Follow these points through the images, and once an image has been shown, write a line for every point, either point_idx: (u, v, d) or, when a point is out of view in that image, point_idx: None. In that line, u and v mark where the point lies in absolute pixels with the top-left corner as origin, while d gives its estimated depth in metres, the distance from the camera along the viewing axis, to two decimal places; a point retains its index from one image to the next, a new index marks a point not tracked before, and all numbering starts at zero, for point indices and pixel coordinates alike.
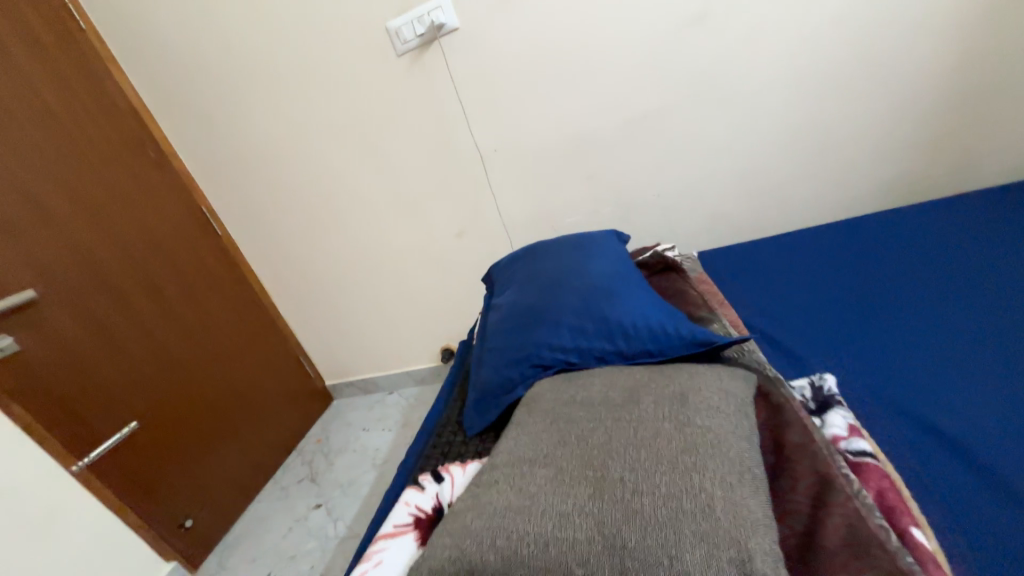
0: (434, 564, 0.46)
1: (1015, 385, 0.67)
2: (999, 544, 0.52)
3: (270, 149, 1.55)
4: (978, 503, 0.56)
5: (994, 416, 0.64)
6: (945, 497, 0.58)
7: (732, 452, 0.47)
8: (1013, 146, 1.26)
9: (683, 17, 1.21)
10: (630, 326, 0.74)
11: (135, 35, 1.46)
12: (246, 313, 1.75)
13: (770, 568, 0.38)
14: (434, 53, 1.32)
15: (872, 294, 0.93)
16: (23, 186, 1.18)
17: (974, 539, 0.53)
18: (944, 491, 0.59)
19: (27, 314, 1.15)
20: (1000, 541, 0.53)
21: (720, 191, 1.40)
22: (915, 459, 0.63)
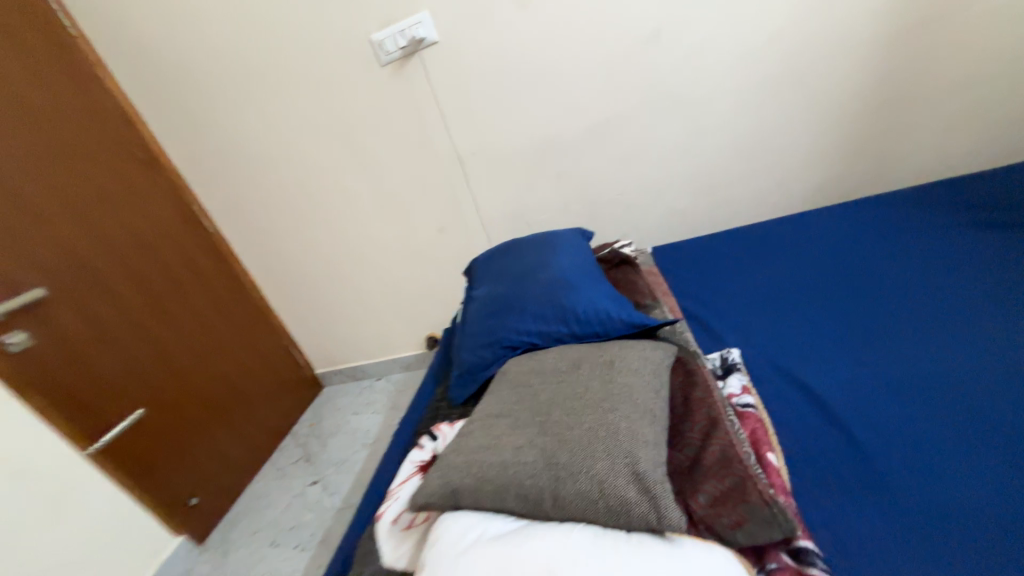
0: (425, 490, 0.60)
1: (877, 355, 0.86)
2: (850, 466, 0.70)
3: (258, 151, 1.63)
4: (835, 442, 0.74)
5: (858, 377, 0.83)
6: (818, 438, 0.75)
7: (641, 399, 0.63)
8: (924, 152, 1.45)
9: (640, 36, 1.34)
10: (583, 312, 0.89)
11: (122, 37, 1.51)
12: (238, 307, 1.84)
13: (654, 471, 0.54)
14: (414, 64, 1.43)
15: (789, 284, 1.11)
16: (25, 193, 1.25)
17: (832, 464, 0.71)
18: (819, 435, 0.76)
19: (36, 311, 1.23)
20: (850, 465, 0.70)
21: (675, 191, 1.56)
22: (799, 412, 0.80)
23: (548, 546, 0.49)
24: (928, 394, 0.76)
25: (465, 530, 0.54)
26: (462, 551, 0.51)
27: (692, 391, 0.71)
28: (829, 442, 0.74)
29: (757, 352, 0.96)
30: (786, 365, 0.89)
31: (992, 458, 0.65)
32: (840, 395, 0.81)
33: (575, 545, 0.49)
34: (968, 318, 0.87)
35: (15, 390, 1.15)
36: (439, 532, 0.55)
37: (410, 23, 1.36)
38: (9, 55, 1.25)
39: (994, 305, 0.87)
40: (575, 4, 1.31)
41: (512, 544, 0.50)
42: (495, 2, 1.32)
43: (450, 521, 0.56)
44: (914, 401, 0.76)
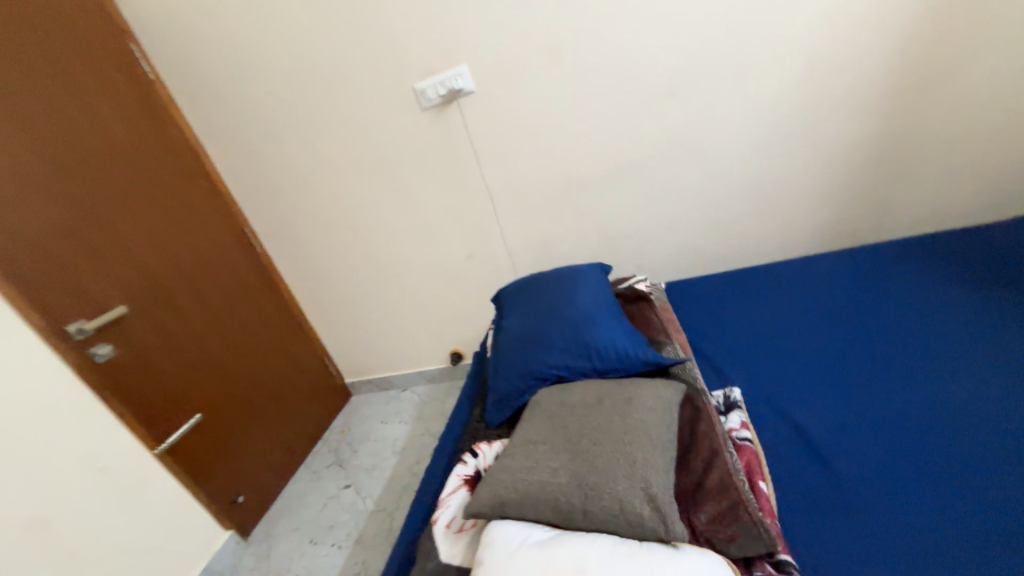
0: (477, 502, 0.73)
1: (861, 405, 0.99)
2: (826, 501, 0.85)
3: (306, 180, 1.79)
4: (814, 481, 0.89)
5: (842, 424, 0.96)
6: (799, 478, 0.90)
7: (655, 433, 0.75)
8: (923, 196, 1.55)
9: (659, 91, 1.47)
10: (605, 349, 1.02)
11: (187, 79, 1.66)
12: (281, 320, 2.00)
13: (665, 494, 0.67)
14: (452, 110, 1.58)
15: (791, 327, 1.22)
16: (110, 221, 1.42)
17: (811, 502, 0.86)
18: (802, 475, 0.90)
19: (118, 326, 1.39)
20: (826, 500, 0.85)
21: (689, 227, 1.67)
22: (788, 453, 0.95)
23: (582, 550, 0.61)
24: (915, 449, 0.88)
25: (513, 536, 0.67)
26: (511, 553, 0.64)
27: (698, 424, 0.83)
28: (818, 486, 0.88)
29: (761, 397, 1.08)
30: (787, 413, 1.01)
31: (937, 503, 0.80)
32: (837, 446, 0.93)
33: (603, 549, 0.61)
34: (954, 376, 0.99)
35: (100, 396, 1.30)
36: (491, 537, 0.68)
37: (451, 75, 1.51)
38: (95, 101, 1.42)
39: (979, 364, 0.99)
40: (599, 62, 1.45)
41: (552, 548, 0.63)
42: (529, 59, 1.47)
43: (500, 528, 0.69)
44: (903, 455, 0.88)
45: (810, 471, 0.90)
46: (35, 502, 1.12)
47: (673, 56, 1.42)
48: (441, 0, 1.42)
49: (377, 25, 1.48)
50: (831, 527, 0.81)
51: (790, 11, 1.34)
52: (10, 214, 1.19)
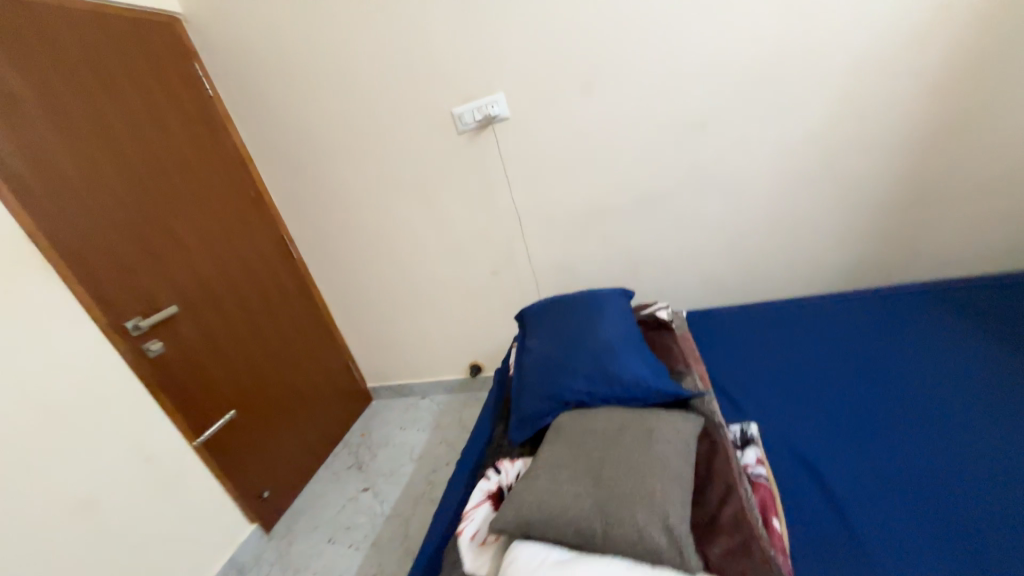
0: (501, 520, 0.78)
1: (877, 451, 1.00)
2: (836, 542, 0.86)
3: (344, 194, 1.89)
4: (826, 521, 0.90)
5: (856, 469, 0.97)
6: (809, 518, 0.91)
7: (673, 466, 0.79)
8: (952, 237, 1.54)
9: (688, 124, 1.52)
10: (626, 378, 1.06)
11: (242, 96, 1.78)
12: (311, 324, 2.09)
13: (681, 526, 0.70)
14: (487, 135, 1.66)
15: (812, 364, 1.24)
16: (167, 226, 1.53)
17: (821, 541, 0.87)
18: (814, 515, 0.91)
19: (168, 324, 1.49)
20: (836, 541, 0.86)
21: (712, 256, 1.70)
22: (800, 492, 0.96)
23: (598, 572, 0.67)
24: (930, 500, 0.89)
25: (535, 555, 0.72)
26: (532, 570, 0.69)
27: (714, 458, 0.87)
28: (829, 526, 0.89)
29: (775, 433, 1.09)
30: (800, 452, 1.03)
31: (948, 556, 0.80)
32: (848, 490, 0.94)
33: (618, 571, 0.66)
34: (974, 429, 0.99)
35: (149, 388, 1.40)
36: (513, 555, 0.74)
37: (488, 102, 1.59)
38: (161, 116, 1.55)
39: (1000, 420, 0.99)
40: (631, 95, 1.51)
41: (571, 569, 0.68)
42: (564, 90, 1.54)
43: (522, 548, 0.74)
44: (915, 504, 0.89)
45: (819, 511, 0.92)
46: (87, 485, 1.22)
47: (704, 92, 1.47)
48: (483, 33, 1.50)
49: (422, 54, 1.57)
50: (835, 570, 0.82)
51: (822, 54, 1.37)
52: (84, 218, 1.31)
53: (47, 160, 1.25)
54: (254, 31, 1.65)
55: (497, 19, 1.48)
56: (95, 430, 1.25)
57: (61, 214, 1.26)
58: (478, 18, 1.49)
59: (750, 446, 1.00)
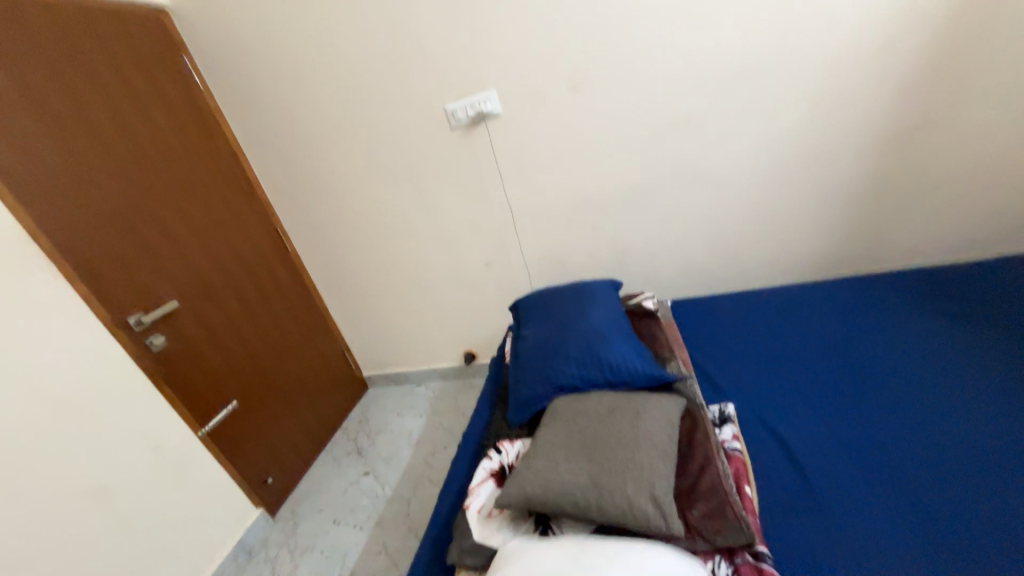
0: (506, 496, 0.86)
1: (841, 419, 1.08)
2: (798, 499, 0.95)
3: (338, 187, 1.91)
4: (788, 482, 0.98)
5: (821, 434, 1.06)
6: (775, 478, 1.00)
7: (659, 443, 0.88)
8: (914, 228, 1.66)
9: (673, 120, 1.58)
10: (616, 364, 1.14)
11: (234, 89, 1.78)
12: (306, 315, 2.13)
13: (666, 496, 0.79)
14: (480, 130, 1.70)
15: (786, 346, 1.33)
16: (163, 221, 1.54)
17: (784, 499, 0.95)
18: (777, 476, 1.00)
19: (169, 319, 1.52)
20: (798, 499, 0.95)
21: (694, 246, 1.79)
22: (768, 457, 1.04)
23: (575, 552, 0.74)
24: (885, 459, 0.98)
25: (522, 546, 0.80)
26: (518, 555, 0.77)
27: (695, 434, 0.96)
28: (792, 486, 0.97)
29: (748, 409, 1.18)
30: (772, 425, 1.11)
31: (894, 505, 0.89)
32: (817, 456, 1.02)
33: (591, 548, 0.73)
34: (929, 397, 1.08)
35: (154, 382, 1.44)
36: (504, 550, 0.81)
37: (481, 98, 1.63)
38: (152, 110, 1.55)
39: (956, 389, 1.08)
40: (619, 92, 1.56)
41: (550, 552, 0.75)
42: (555, 87, 1.58)
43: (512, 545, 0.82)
44: (870, 462, 0.98)
45: (786, 476, 0.99)
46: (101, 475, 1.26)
47: (689, 90, 1.53)
48: (475, 30, 1.53)
49: (415, 50, 1.59)
50: (802, 526, 0.90)
51: (800, 54, 1.44)
52: (82, 215, 1.31)
53: (42, 157, 1.24)
54: (244, 23, 1.64)
55: (490, 16, 1.51)
56: (106, 422, 1.29)
57: (58, 211, 1.26)
58: (471, 14, 1.51)
59: (727, 424, 1.10)
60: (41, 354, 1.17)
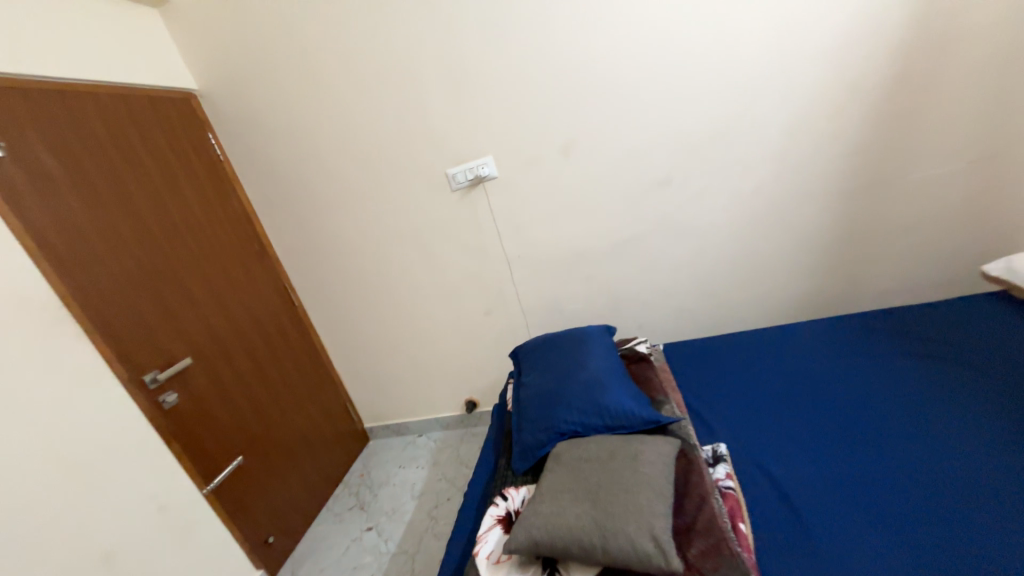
0: (515, 542, 0.90)
1: (828, 454, 1.14)
2: (792, 532, 0.99)
3: (345, 245, 2.03)
4: (782, 516, 1.03)
5: (810, 470, 1.11)
6: (769, 513, 1.04)
7: (656, 483, 0.93)
8: (884, 270, 1.78)
9: (655, 180, 1.74)
10: (614, 408, 1.20)
11: (251, 159, 1.94)
12: (310, 368, 2.17)
13: (665, 535, 0.83)
14: (478, 191, 1.85)
15: (774, 386, 1.40)
16: (181, 282, 1.63)
17: (779, 533, 0.99)
18: (772, 511, 1.05)
19: (182, 376, 1.56)
20: (792, 531, 0.99)
21: (682, 292, 1.89)
22: (761, 493, 1.09)
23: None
24: (871, 492, 1.03)
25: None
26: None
27: (690, 474, 1.02)
28: (785, 519, 1.02)
29: (743, 450, 1.22)
30: (766, 466, 1.15)
31: (882, 534, 0.94)
32: (813, 500, 1.04)
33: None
34: (909, 431, 1.15)
35: (165, 439, 1.45)
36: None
37: (478, 163, 1.79)
38: (177, 181, 1.69)
39: (938, 423, 1.14)
40: (604, 157, 1.73)
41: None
42: (546, 154, 1.75)
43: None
44: (858, 496, 1.03)
45: (784, 521, 1.02)
46: None
47: (667, 153, 1.70)
48: (474, 106, 1.72)
49: (419, 124, 1.78)
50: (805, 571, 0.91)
51: (761, 121, 1.63)
52: (111, 279, 1.39)
53: (78, 227, 1.33)
54: (266, 104, 1.83)
55: (486, 94, 1.70)
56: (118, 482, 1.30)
57: (90, 277, 1.34)
58: (470, 94, 1.71)
59: (721, 463, 1.18)
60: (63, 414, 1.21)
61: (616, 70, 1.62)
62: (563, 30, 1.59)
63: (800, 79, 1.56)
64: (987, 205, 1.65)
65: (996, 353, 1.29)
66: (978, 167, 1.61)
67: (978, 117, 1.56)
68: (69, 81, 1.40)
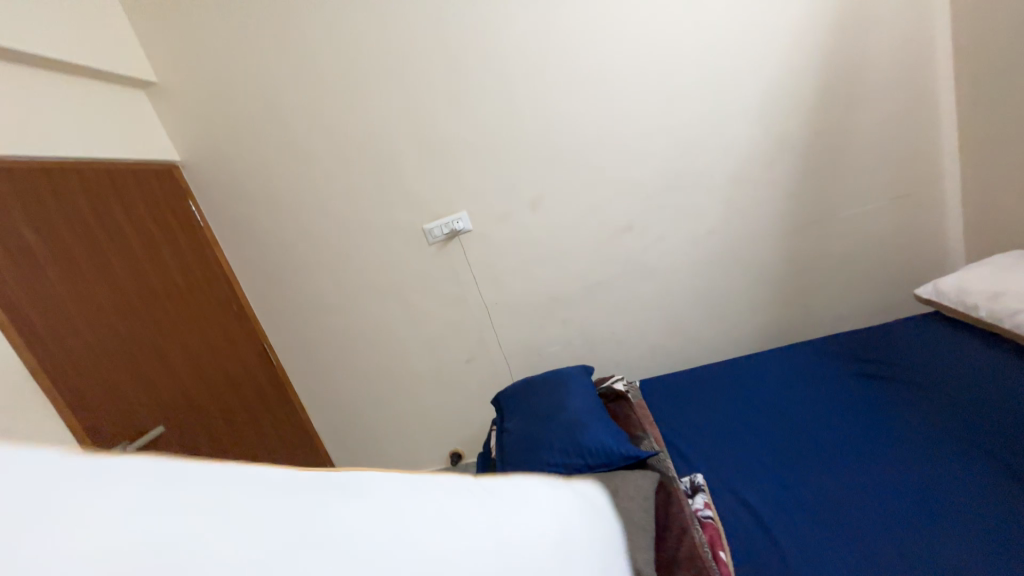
0: None
1: (802, 480, 1.18)
2: (772, 561, 1.02)
3: (325, 301, 2.05)
4: (762, 546, 1.05)
5: (787, 498, 1.15)
6: (750, 544, 1.06)
7: (637, 518, 0.97)
8: (835, 298, 1.93)
9: (618, 227, 1.88)
10: (595, 447, 1.23)
11: (231, 223, 1.99)
12: (289, 429, 2.11)
13: (648, 568, 0.87)
14: (454, 244, 1.94)
15: (747, 415, 1.45)
16: (157, 347, 1.61)
17: (760, 564, 1.02)
18: (753, 542, 1.07)
19: (154, 446, 1.50)
20: (770, 562, 1.02)
21: (654, 329, 1.98)
22: (741, 524, 1.11)
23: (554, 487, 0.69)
24: (844, 516, 1.07)
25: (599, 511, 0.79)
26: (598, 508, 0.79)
27: (670, 507, 1.06)
28: (766, 551, 1.04)
29: (721, 479, 1.25)
30: (742, 493, 1.18)
31: (855, 559, 0.97)
32: (790, 526, 1.08)
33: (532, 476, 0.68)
34: (872, 450, 1.21)
35: None
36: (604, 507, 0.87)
37: (454, 219, 1.90)
38: (156, 249, 1.72)
39: (896, 441, 1.21)
40: (569, 209, 1.87)
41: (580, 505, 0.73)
42: (516, 208, 1.88)
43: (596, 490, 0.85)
44: (833, 521, 1.06)
45: (764, 550, 1.04)
46: None
47: (628, 204, 1.85)
48: (447, 168, 1.86)
49: (397, 185, 1.89)
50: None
51: (708, 172, 1.81)
52: (85, 349, 1.38)
53: (51, 299, 1.33)
54: (247, 172, 1.92)
55: (457, 156, 1.84)
56: None
57: (64, 348, 1.32)
58: (444, 157, 1.85)
59: (699, 492, 1.21)
60: None
61: (575, 132, 1.79)
62: (523, 102, 1.77)
63: (736, 134, 1.77)
64: (914, 235, 1.85)
65: (937, 367, 1.40)
66: (899, 203, 1.82)
67: (890, 161, 1.78)
68: (55, 160, 1.46)
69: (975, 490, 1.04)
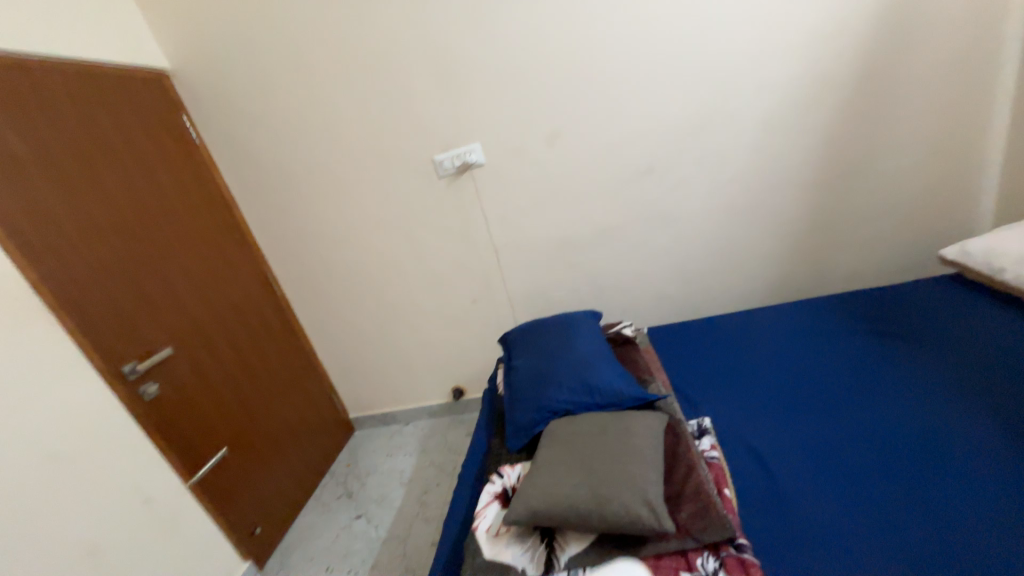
0: (516, 512, 0.96)
1: (803, 430, 1.22)
2: (770, 498, 1.08)
3: (327, 232, 1.99)
4: (760, 485, 1.11)
5: (788, 445, 1.19)
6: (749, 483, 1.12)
7: (646, 454, 1.01)
8: (849, 257, 1.89)
9: (637, 169, 1.79)
10: (604, 388, 1.25)
11: (229, 144, 1.87)
12: (294, 357, 2.14)
13: (657, 499, 0.92)
14: (465, 179, 1.85)
15: (754, 368, 1.47)
16: (158, 269, 1.57)
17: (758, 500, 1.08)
18: (752, 481, 1.13)
19: (162, 367, 1.50)
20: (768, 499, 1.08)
21: (664, 279, 1.96)
22: (743, 465, 1.17)
23: None
24: (844, 462, 1.11)
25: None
26: None
27: (677, 445, 1.10)
28: (764, 489, 1.10)
29: (727, 428, 1.30)
30: (747, 440, 1.22)
31: (850, 501, 1.03)
32: (792, 472, 1.12)
33: None
34: (874, 405, 1.24)
35: (148, 433, 1.40)
36: None
37: (465, 151, 1.79)
38: (153, 167, 1.63)
39: (899, 398, 1.24)
40: (588, 147, 1.77)
41: None
42: (532, 143, 1.77)
43: None
44: (833, 467, 1.11)
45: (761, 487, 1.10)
46: (103, 529, 1.20)
47: (649, 145, 1.75)
48: (461, 94, 1.72)
49: (406, 110, 1.76)
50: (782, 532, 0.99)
51: (739, 114, 1.69)
52: (84, 267, 1.33)
53: (46, 213, 1.26)
54: (244, 87, 1.77)
55: (471, 81, 1.70)
56: (112, 468, 1.26)
57: (61, 265, 1.27)
58: (457, 81, 1.70)
59: (705, 436, 1.26)
60: (50, 397, 1.16)
61: (601, 59, 1.64)
62: (544, 21, 1.61)
63: (774, 71, 1.63)
64: (941, 196, 1.78)
65: (941, 329, 1.41)
66: (935, 159, 1.73)
67: (934, 113, 1.67)
68: (35, 58, 1.32)
69: (973, 443, 1.08)
